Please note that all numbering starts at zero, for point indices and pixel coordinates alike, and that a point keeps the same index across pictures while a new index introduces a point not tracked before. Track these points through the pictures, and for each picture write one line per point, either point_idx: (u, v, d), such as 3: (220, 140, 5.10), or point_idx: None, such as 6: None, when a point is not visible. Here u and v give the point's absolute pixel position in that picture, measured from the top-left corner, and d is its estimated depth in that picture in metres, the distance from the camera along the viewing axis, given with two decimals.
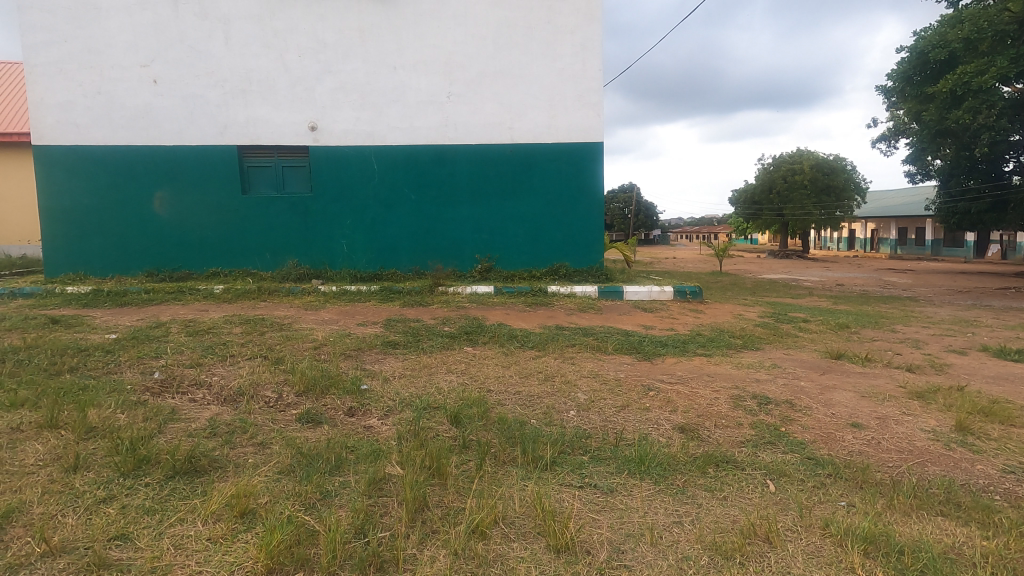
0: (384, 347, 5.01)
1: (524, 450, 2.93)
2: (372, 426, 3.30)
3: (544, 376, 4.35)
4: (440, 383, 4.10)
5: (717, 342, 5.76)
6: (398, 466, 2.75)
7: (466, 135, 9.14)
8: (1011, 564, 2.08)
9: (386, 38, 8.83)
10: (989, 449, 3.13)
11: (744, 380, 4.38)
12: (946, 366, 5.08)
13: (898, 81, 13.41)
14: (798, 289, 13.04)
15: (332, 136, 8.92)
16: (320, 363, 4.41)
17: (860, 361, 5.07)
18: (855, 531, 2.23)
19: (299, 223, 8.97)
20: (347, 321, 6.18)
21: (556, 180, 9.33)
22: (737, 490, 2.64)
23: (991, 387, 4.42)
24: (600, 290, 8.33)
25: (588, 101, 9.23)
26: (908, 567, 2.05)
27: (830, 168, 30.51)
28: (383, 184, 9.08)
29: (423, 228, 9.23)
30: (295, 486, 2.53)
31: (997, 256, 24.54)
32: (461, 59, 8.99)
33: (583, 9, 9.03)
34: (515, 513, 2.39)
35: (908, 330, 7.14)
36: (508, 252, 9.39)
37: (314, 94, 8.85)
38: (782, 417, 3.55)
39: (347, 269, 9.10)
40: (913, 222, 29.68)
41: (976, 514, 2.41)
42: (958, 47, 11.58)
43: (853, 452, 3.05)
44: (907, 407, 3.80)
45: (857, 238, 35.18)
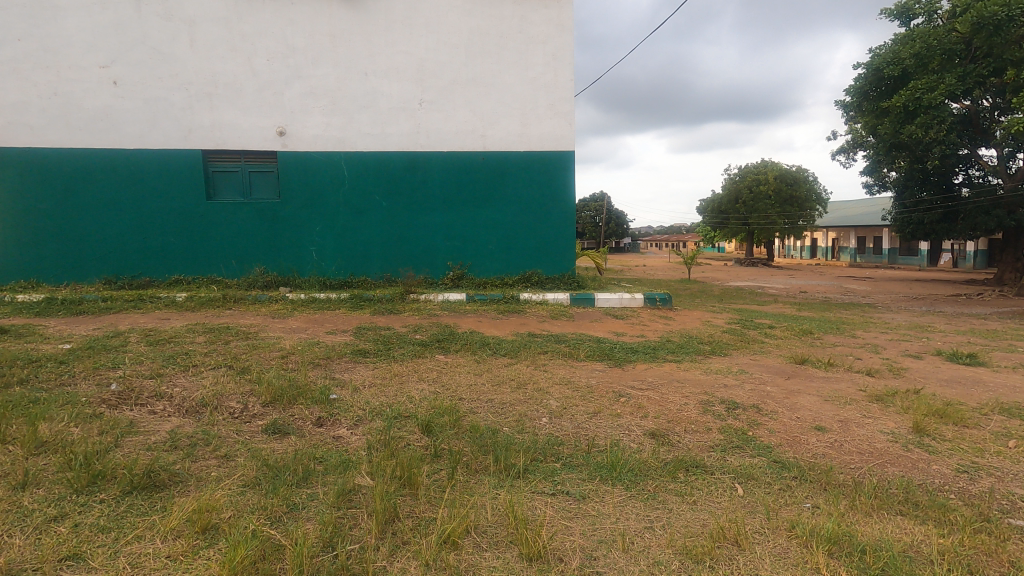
0: (354, 356, 4.92)
1: (496, 458, 2.92)
2: (342, 436, 3.24)
3: (517, 384, 4.34)
4: (411, 391, 4.05)
5: (686, 348, 5.87)
6: (369, 477, 2.70)
7: (438, 143, 9.12)
8: (966, 560, 2.15)
9: (357, 44, 8.76)
10: (943, 449, 3.25)
11: (712, 385, 4.46)
12: (903, 370, 5.28)
13: (855, 96, 13.77)
14: (762, 296, 13.37)
15: (301, 141, 8.79)
16: (287, 372, 4.31)
17: (823, 365, 5.24)
18: (819, 532, 2.28)
19: (268, 230, 8.79)
20: (315, 329, 6.06)
21: (528, 188, 9.39)
22: (707, 494, 2.67)
23: (945, 390, 4.59)
24: (572, 297, 8.39)
25: (559, 110, 9.34)
26: (870, 566, 2.11)
27: (794, 178, 31.44)
28: (354, 190, 8.98)
29: (395, 236, 9.15)
30: (260, 500, 2.45)
31: (949, 264, 25.63)
32: (434, 66, 8.99)
33: (554, 19, 9.16)
34: (487, 521, 2.38)
35: (868, 335, 7.40)
36: (480, 260, 9.39)
37: (283, 99, 8.70)
38: (749, 422, 3.62)
39: (316, 276, 8.94)
40: (871, 232, 30.81)
41: (934, 513, 2.49)
42: (910, 64, 11.88)
43: (817, 454, 3.13)
44: (868, 410, 3.92)
45: (819, 248, 36.35)
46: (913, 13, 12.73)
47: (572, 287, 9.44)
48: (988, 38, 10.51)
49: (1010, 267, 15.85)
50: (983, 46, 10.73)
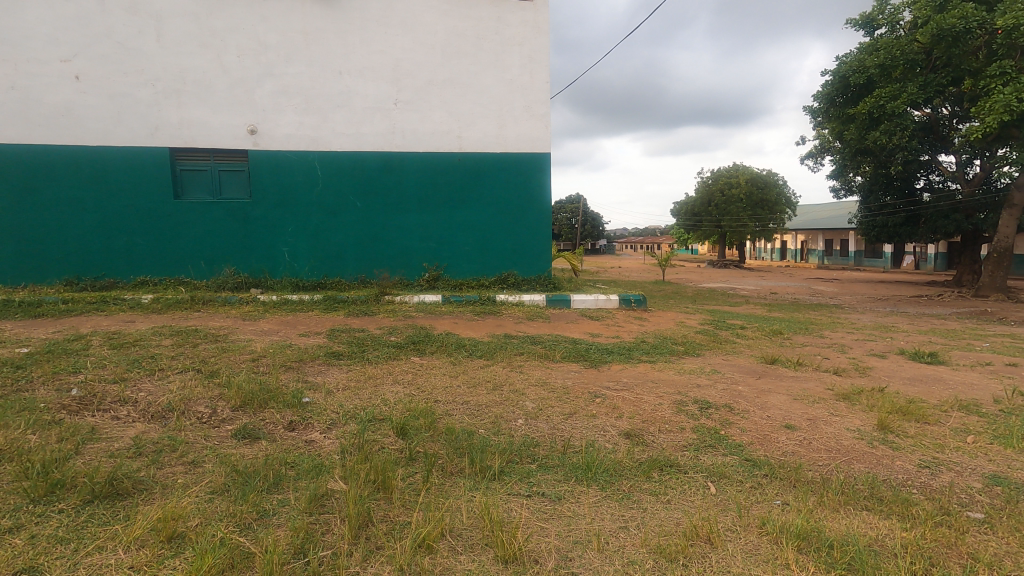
0: (328, 358, 4.85)
1: (472, 460, 2.90)
2: (314, 440, 3.18)
3: (493, 386, 4.33)
4: (386, 394, 4.01)
5: (660, 348, 5.93)
6: (342, 481, 2.66)
7: (414, 143, 9.06)
8: (928, 553, 2.22)
9: (331, 42, 8.65)
10: (906, 445, 3.35)
11: (685, 385, 4.52)
12: (868, 369, 5.43)
13: (823, 102, 14.11)
14: (734, 297, 13.62)
15: (273, 140, 8.63)
16: (258, 375, 4.22)
17: (792, 365, 5.36)
18: (789, 528, 2.33)
19: (238, 230, 8.61)
20: (288, 332, 5.95)
21: (504, 189, 9.40)
22: (680, 493, 2.71)
23: (908, 388, 4.73)
24: (548, 299, 8.41)
25: (535, 112, 9.40)
26: (837, 560, 2.16)
27: (764, 182, 32.15)
28: (328, 190, 8.85)
29: (370, 237, 9.05)
30: (229, 507, 2.39)
31: (912, 266, 26.52)
32: (410, 66, 8.93)
33: (530, 21, 9.21)
34: (463, 524, 2.36)
35: (835, 335, 7.59)
36: (456, 261, 9.36)
37: (254, 96, 8.53)
38: (721, 421, 3.67)
39: (288, 277, 8.78)
40: (838, 234, 31.68)
41: (897, 508, 2.56)
42: (875, 73, 12.25)
43: (787, 452, 3.20)
44: (835, 408, 4.02)
45: (789, 250, 37.23)
46: (877, 24, 13.11)
47: (548, 289, 9.48)
48: (947, 48, 10.91)
49: (968, 269, 16.54)
50: (943, 57, 11.12)
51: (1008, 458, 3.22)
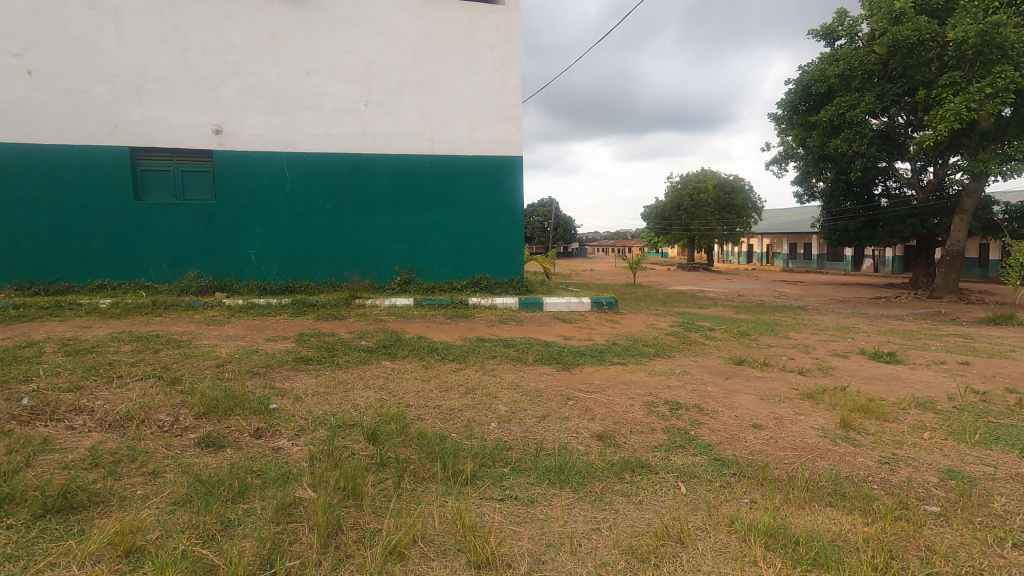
0: (296, 363, 4.75)
1: (444, 465, 2.88)
2: (282, 447, 3.11)
3: (465, 389, 4.30)
4: (356, 399, 3.94)
5: (631, 350, 6.00)
6: (310, 488, 2.60)
7: (385, 145, 8.97)
8: (888, 546, 2.28)
9: (299, 41, 8.50)
10: (867, 442, 3.46)
11: (656, 386, 4.58)
12: (831, 368, 5.60)
13: (786, 110, 14.52)
14: (702, 299, 13.88)
15: (239, 140, 8.43)
16: (223, 381, 4.10)
17: (758, 365, 5.49)
18: (757, 526, 2.37)
19: (202, 232, 8.37)
20: (254, 336, 5.81)
21: (476, 192, 9.39)
22: (652, 494, 2.73)
23: (869, 387, 4.90)
24: (520, 302, 8.40)
25: (507, 115, 9.45)
26: (803, 556, 2.20)
27: (731, 187, 32.89)
28: (296, 192, 8.69)
29: (340, 240, 8.91)
30: (191, 518, 2.31)
31: (871, 269, 27.46)
32: (381, 67, 8.84)
33: (502, 25, 9.26)
34: (435, 530, 2.33)
35: (799, 336, 7.81)
36: (428, 264, 9.29)
37: (220, 95, 8.32)
38: (691, 422, 3.73)
39: (255, 281, 8.58)
40: (801, 238, 32.61)
41: (859, 503, 2.64)
42: (835, 82, 12.66)
43: (755, 451, 3.26)
44: (800, 407, 4.13)
45: (755, 253, 38.17)
46: (837, 35, 13.55)
47: (521, 291, 9.53)
48: (902, 59, 11.34)
49: (924, 272, 17.05)
50: (898, 67, 11.56)
51: (962, 453, 3.35)
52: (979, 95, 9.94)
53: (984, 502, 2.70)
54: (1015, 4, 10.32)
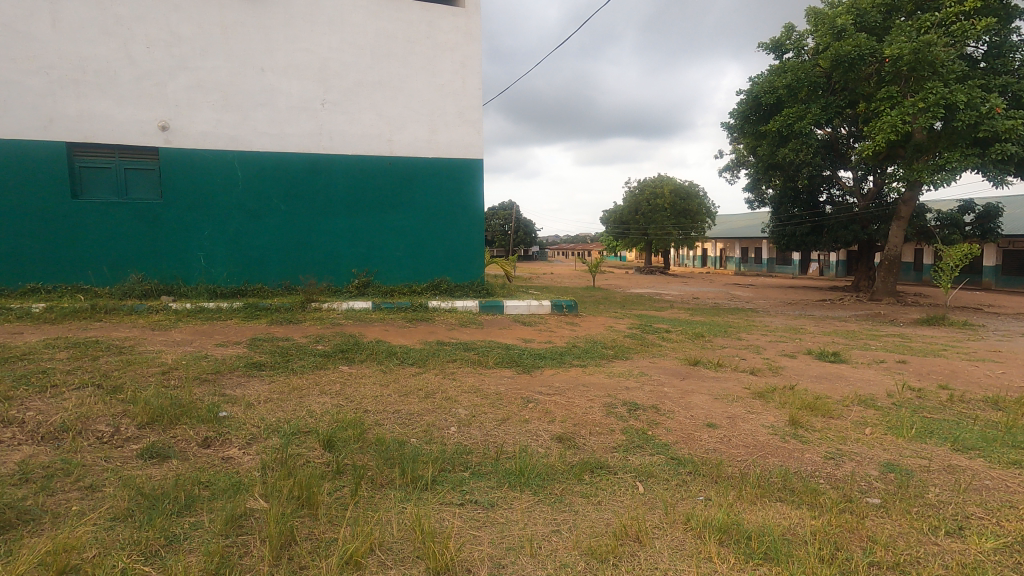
0: (248, 369, 4.58)
1: (403, 471, 2.83)
2: (232, 456, 2.99)
3: (425, 394, 4.25)
4: (312, 405, 3.83)
5: (591, 353, 6.07)
6: (262, 499, 2.51)
7: (342, 145, 8.80)
8: (834, 538, 2.38)
9: (252, 37, 8.25)
10: (814, 439, 3.60)
11: (615, 388, 4.64)
12: (780, 368, 5.81)
13: (738, 119, 15.00)
14: (659, 302, 14.19)
15: (187, 138, 8.10)
16: (169, 389, 3.91)
17: (713, 366, 5.64)
18: (711, 523, 2.43)
19: (147, 233, 8.00)
20: (203, 342, 5.57)
21: (436, 195, 9.33)
22: (611, 494, 2.76)
23: (815, 385, 5.11)
24: (480, 305, 8.38)
25: (467, 118, 9.43)
26: (755, 551, 2.27)
27: (686, 192, 33.75)
28: (249, 192, 8.41)
29: (296, 241, 8.67)
30: (132, 534, 2.19)
31: (816, 272, 28.72)
32: (338, 66, 8.67)
33: (462, 27, 9.24)
34: (393, 538, 2.29)
35: (751, 337, 8.07)
36: (386, 267, 9.16)
37: (166, 90, 7.97)
38: (649, 422, 3.80)
39: (204, 284, 8.24)
40: (753, 243, 33.80)
41: (807, 497, 2.74)
42: (783, 93, 13.16)
43: (709, 450, 3.35)
44: (751, 406, 4.26)
45: (709, 257, 39.31)
46: (784, 48, 14.13)
47: (481, 294, 9.50)
48: (845, 73, 11.92)
49: (865, 275, 17.92)
50: (841, 81, 12.16)
51: (900, 447, 3.53)
52: (914, 109, 10.55)
53: (920, 493, 2.85)
54: (945, 24, 11.00)
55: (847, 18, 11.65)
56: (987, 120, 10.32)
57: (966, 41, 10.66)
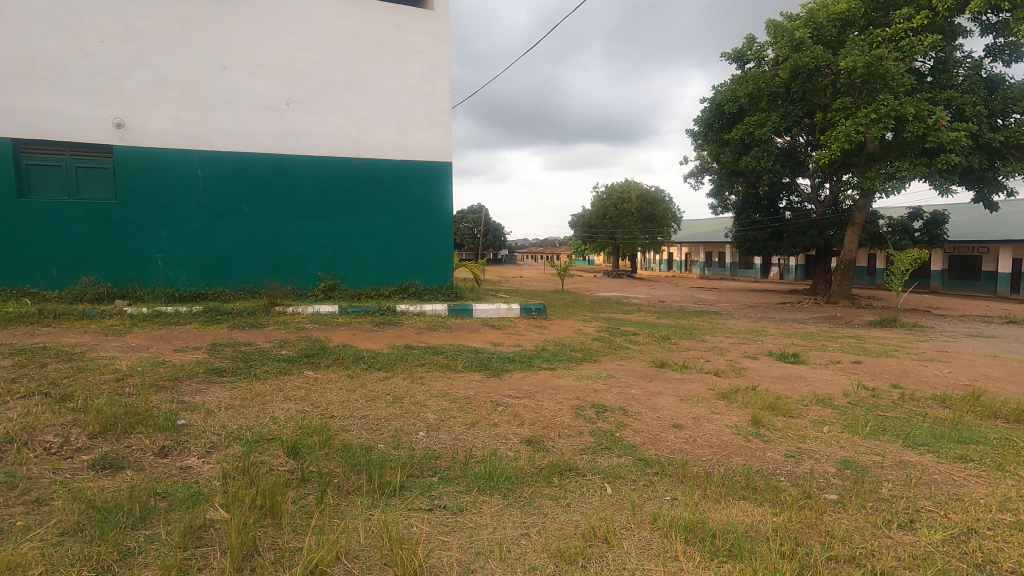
0: (208, 375, 4.44)
1: (370, 477, 2.79)
2: (191, 466, 2.89)
3: (392, 399, 4.19)
4: (275, 412, 3.74)
5: (559, 356, 6.11)
6: (223, 509, 2.43)
7: (308, 146, 8.64)
8: (794, 534, 2.45)
9: (214, 33, 8.02)
10: (775, 437, 3.71)
11: (583, 391, 4.68)
12: (743, 369, 5.97)
13: (702, 126, 15.37)
14: (627, 306, 14.38)
15: (144, 136, 7.82)
16: (123, 397, 3.75)
17: (678, 368, 5.75)
18: (677, 522, 2.48)
19: (101, 234, 7.69)
20: (160, 347, 5.37)
21: (404, 197, 9.25)
22: (579, 496, 2.78)
23: (776, 386, 5.27)
24: (449, 308, 8.34)
25: (436, 121, 9.39)
26: (720, 548, 2.32)
27: (653, 198, 34.36)
28: (210, 193, 8.17)
29: (259, 244, 8.46)
30: (82, 549, 2.09)
31: (777, 276, 29.62)
32: (304, 65, 8.52)
33: (432, 30, 9.20)
34: (360, 545, 2.25)
35: (715, 339, 8.26)
36: (354, 271, 9.02)
37: (122, 87, 7.68)
38: (616, 424, 3.85)
39: (162, 287, 7.96)
40: (716, 247, 34.66)
41: (769, 495, 2.82)
42: (745, 102, 13.55)
43: (675, 450, 3.40)
44: (716, 407, 4.36)
45: (674, 261, 40.12)
46: (746, 59, 14.55)
47: (450, 298, 9.45)
48: (803, 84, 12.35)
49: (822, 279, 18.56)
50: (799, 91, 12.60)
51: (855, 444, 3.66)
52: (867, 119, 11.01)
53: (874, 488, 2.97)
54: (896, 39, 11.53)
55: (805, 31, 12.09)
56: (933, 131, 10.72)
57: (915, 56, 11.14)
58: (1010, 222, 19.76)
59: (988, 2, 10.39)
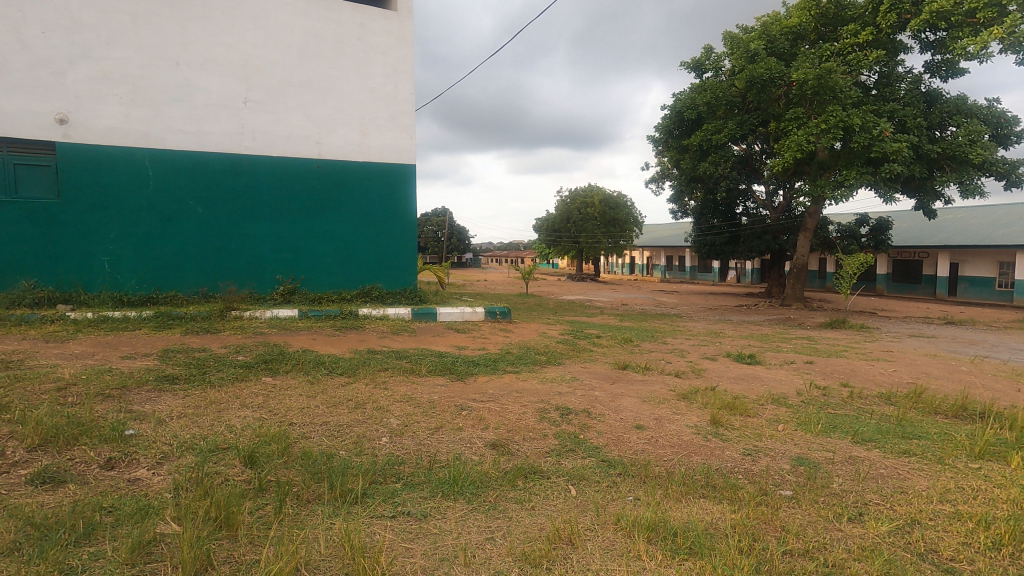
0: (158, 383, 4.25)
1: (331, 485, 2.73)
2: (140, 478, 2.76)
3: (355, 404, 4.12)
4: (231, 420, 3.62)
5: (524, 359, 6.12)
6: (175, 522, 2.33)
7: (266, 146, 8.42)
8: (752, 530, 2.52)
9: (166, 28, 7.73)
10: (733, 436, 3.81)
11: (548, 394, 4.70)
12: (703, 370, 6.11)
13: (663, 133, 15.72)
14: (590, 308, 14.57)
15: (90, 133, 7.46)
16: (65, 407, 3.55)
17: (641, 370, 5.85)
18: (640, 522, 2.51)
19: (41, 235, 7.29)
20: (107, 354, 5.12)
21: (366, 200, 9.12)
22: (544, 499, 2.79)
23: (733, 386, 5.42)
24: (412, 312, 8.25)
25: (399, 123, 9.31)
26: (681, 546, 2.37)
27: (615, 203, 34.93)
28: (161, 193, 7.86)
29: (214, 246, 8.18)
30: (18, 570, 1.97)
31: (734, 279, 30.50)
32: (262, 63, 8.30)
33: (395, 31, 9.13)
34: (320, 555, 2.19)
35: (676, 341, 8.45)
36: (315, 274, 8.83)
37: (66, 80, 7.30)
38: (580, 426, 3.88)
39: (108, 291, 7.59)
40: (676, 251, 35.46)
41: (728, 492, 2.89)
42: (703, 110, 13.93)
43: (637, 451, 3.46)
44: (677, 408, 4.45)
45: (637, 265, 40.84)
46: (704, 68, 14.97)
47: (414, 301, 9.36)
48: (757, 94, 12.78)
49: (776, 282, 19.21)
50: (754, 101, 13.00)
51: (808, 441, 3.80)
52: (817, 129, 11.49)
53: (826, 483, 3.09)
54: (843, 53, 12.06)
55: (759, 43, 12.54)
56: (877, 142, 11.27)
57: (860, 70, 11.75)
58: (947, 228, 20.93)
59: (926, 21, 11.00)
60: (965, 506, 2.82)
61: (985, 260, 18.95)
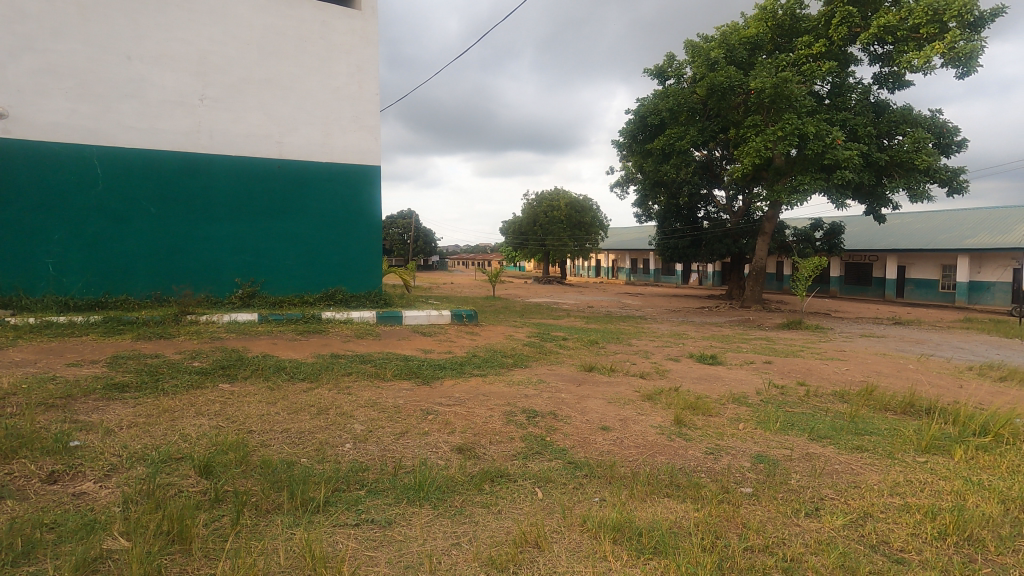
0: (108, 392, 4.05)
1: (292, 495, 2.64)
2: (86, 492, 2.62)
3: (317, 410, 4.02)
4: (186, 428, 3.48)
5: (491, 362, 6.10)
6: (123, 537, 2.22)
7: (224, 145, 8.16)
8: (714, 528, 2.57)
9: (117, 20, 7.42)
10: (696, 436, 3.89)
11: (514, 397, 4.68)
12: (667, 371, 6.21)
13: (627, 138, 15.98)
14: (557, 311, 14.65)
15: (34, 129, 7.09)
16: (2, 418, 3.34)
17: (606, 371, 5.90)
18: (605, 523, 2.53)
19: None
20: (50, 362, 4.84)
21: (329, 201, 8.95)
22: (510, 502, 2.78)
23: (696, 386, 5.53)
24: (377, 316, 8.11)
25: (363, 123, 9.17)
26: (646, 546, 2.39)
27: (581, 207, 35.29)
28: (111, 192, 7.52)
29: (168, 248, 7.88)
30: None
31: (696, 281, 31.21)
32: (219, 59, 8.04)
33: (358, 31, 9.00)
34: (279, 567, 2.11)
35: (641, 343, 8.57)
36: (276, 277, 8.61)
37: (6, 73, 6.92)
38: (547, 428, 3.88)
39: (53, 295, 7.22)
40: (641, 254, 36.06)
41: (691, 491, 2.94)
42: (666, 116, 14.22)
43: (603, 452, 3.48)
44: (641, 408, 4.52)
45: (602, 267, 41.35)
46: (667, 75, 15.27)
47: (379, 305, 9.24)
48: (717, 101, 13.14)
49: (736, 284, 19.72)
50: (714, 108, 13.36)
51: (767, 439, 3.91)
52: (773, 136, 11.88)
53: (784, 480, 3.18)
54: (798, 64, 12.51)
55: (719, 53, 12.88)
56: (830, 150, 11.75)
57: (814, 80, 12.21)
58: (896, 233, 21.90)
59: (875, 35, 11.51)
60: (913, 499, 2.95)
61: (930, 263, 19.90)
